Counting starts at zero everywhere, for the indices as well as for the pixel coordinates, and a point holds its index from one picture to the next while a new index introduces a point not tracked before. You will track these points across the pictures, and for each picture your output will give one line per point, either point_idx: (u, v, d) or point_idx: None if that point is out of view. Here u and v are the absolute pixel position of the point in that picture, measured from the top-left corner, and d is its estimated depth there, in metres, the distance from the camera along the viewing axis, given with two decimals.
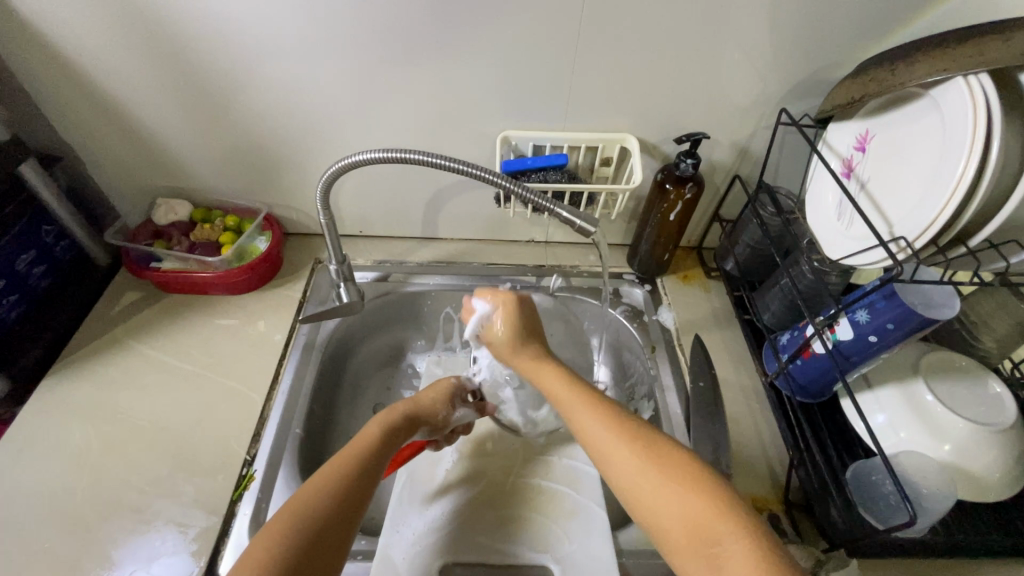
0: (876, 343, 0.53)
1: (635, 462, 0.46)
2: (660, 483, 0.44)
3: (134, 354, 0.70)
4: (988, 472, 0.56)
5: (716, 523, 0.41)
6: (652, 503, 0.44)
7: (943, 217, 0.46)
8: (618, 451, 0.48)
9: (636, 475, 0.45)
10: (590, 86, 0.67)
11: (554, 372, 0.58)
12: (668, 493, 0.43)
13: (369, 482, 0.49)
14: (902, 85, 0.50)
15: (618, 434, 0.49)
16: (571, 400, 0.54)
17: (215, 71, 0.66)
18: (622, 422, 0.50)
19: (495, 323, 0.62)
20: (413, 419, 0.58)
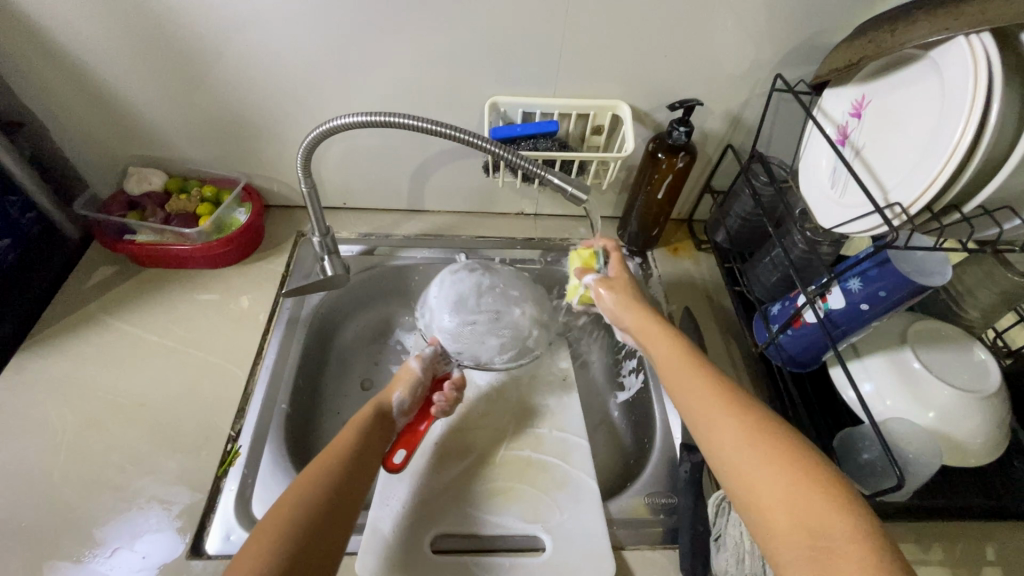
0: (868, 311, 0.53)
1: (751, 449, 0.44)
2: (769, 468, 0.43)
3: (108, 329, 0.67)
4: (971, 437, 0.57)
5: (825, 511, 0.39)
6: (758, 488, 0.42)
7: (939, 182, 0.45)
8: (726, 428, 0.47)
9: (755, 469, 0.43)
10: (581, 50, 0.65)
11: (674, 346, 0.57)
12: (773, 475, 0.42)
13: (343, 496, 0.48)
14: (902, 46, 0.48)
15: (728, 413, 0.48)
16: (683, 372, 0.53)
17: (186, 31, 0.62)
18: (738, 405, 0.48)
19: (606, 297, 0.65)
20: (382, 417, 0.57)
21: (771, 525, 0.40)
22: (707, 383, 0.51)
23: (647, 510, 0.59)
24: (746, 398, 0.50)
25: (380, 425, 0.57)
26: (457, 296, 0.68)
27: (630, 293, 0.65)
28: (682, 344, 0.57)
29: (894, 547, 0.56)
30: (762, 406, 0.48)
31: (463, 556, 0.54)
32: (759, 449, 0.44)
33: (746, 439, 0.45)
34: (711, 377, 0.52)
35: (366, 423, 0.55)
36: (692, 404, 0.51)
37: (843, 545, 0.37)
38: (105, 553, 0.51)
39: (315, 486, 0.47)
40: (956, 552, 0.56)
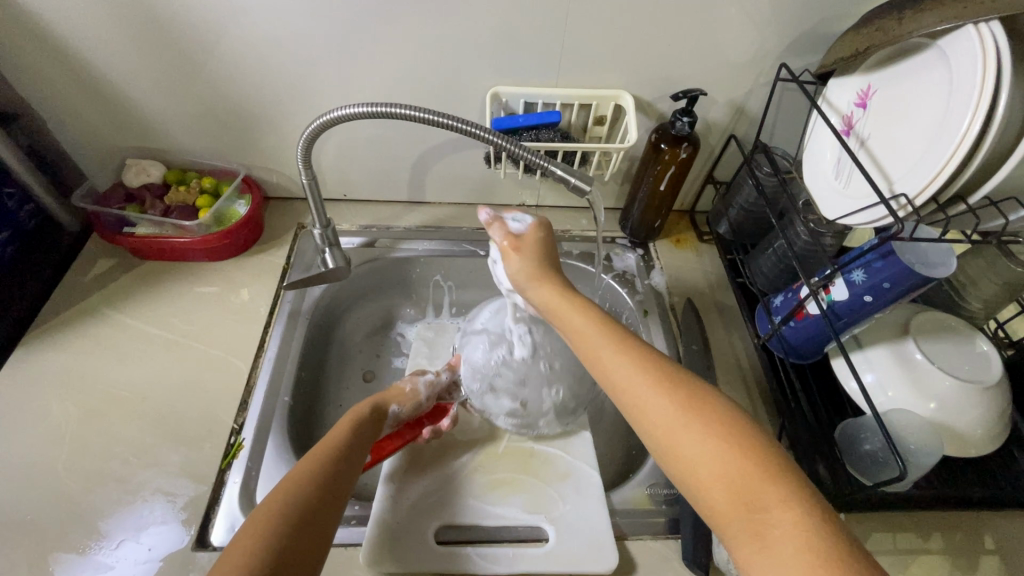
0: (871, 303, 0.53)
1: (684, 425, 0.41)
2: (703, 445, 0.40)
3: (109, 322, 0.67)
4: (971, 427, 0.57)
5: (764, 485, 0.37)
6: (694, 466, 0.40)
7: (946, 173, 0.45)
8: (652, 404, 0.43)
9: (689, 445, 0.40)
10: (584, 39, 0.64)
11: (586, 313, 0.51)
12: (705, 453, 0.40)
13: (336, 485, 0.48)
14: (909, 35, 0.47)
15: (651, 388, 0.44)
16: (599, 345, 0.48)
17: (182, 19, 0.61)
18: (663, 377, 0.44)
19: (512, 260, 0.56)
20: (376, 414, 0.58)
21: (713, 506, 0.39)
22: (624, 355, 0.46)
23: (649, 501, 0.59)
24: (668, 364, 0.46)
25: (371, 421, 0.57)
26: (498, 334, 0.66)
27: (541, 252, 0.57)
28: (593, 311, 0.51)
29: (893, 536, 0.57)
30: (685, 373, 0.45)
31: (467, 547, 0.54)
32: (690, 422, 0.41)
33: (677, 413, 0.42)
34: (636, 349, 0.47)
35: (359, 422, 0.56)
36: (617, 377, 0.46)
37: (784, 523, 0.35)
38: (111, 545, 0.51)
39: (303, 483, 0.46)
40: (955, 541, 0.57)
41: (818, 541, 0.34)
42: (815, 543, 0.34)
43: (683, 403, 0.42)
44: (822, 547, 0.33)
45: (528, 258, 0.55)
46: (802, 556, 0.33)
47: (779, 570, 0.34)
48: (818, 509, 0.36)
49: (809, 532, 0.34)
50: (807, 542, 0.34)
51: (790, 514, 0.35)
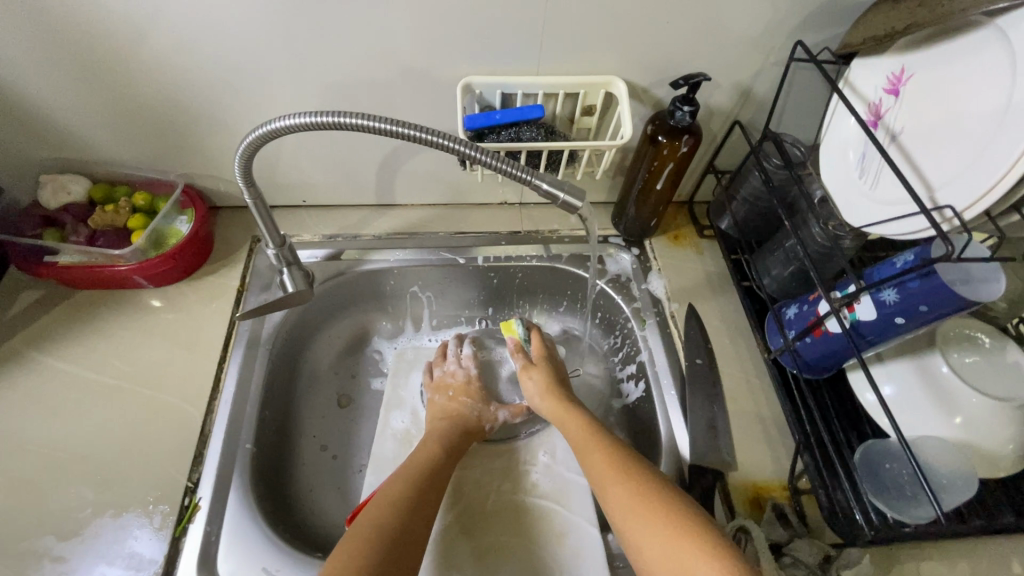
0: (903, 325, 0.47)
1: (647, 516, 0.47)
2: (653, 527, 0.46)
3: (37, 368, 0.59)
4: (1004, 448, 0.52)
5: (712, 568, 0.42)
6: (644, 546, 0.46)
7: (1005, 184, 0.37)
8: (613, 487, 0.51)
9: (651, 538, 0.46)
10: (567, 17, 0.54)
11: (570, 413, 0.61)
12: (656, 530, 0.46)
13: (426, 503, 0.51)
14: (961, 13, 0.39)
15: (616, 473, 0.51)
16: (579, 441, 0.57)
17: (80, 9, 0.50)
18: (623, 464, 0.52)
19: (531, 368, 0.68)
20: (456, 434, 0.62)
21: None
22: (596, 449, 0.55)
23: None
24: (631, 455, 0.54)
25: (456, 441, 0.61)
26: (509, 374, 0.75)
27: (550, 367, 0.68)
28: (579, 413, 0.61)
29: (918, 569, 0.53)
30: (647, 464, 0.53)
31: None
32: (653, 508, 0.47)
33: (642, 504, 0.48)
34: (608, 443, 0.55)
35: (447, 445, 0.59)
36: (591, 466, 0.54)
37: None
38: None
39: (395, 499, 0.50)
40: (981, 568, 0.53)
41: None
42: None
43: (650, 493, 0.48)
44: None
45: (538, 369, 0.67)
46: None
47: None
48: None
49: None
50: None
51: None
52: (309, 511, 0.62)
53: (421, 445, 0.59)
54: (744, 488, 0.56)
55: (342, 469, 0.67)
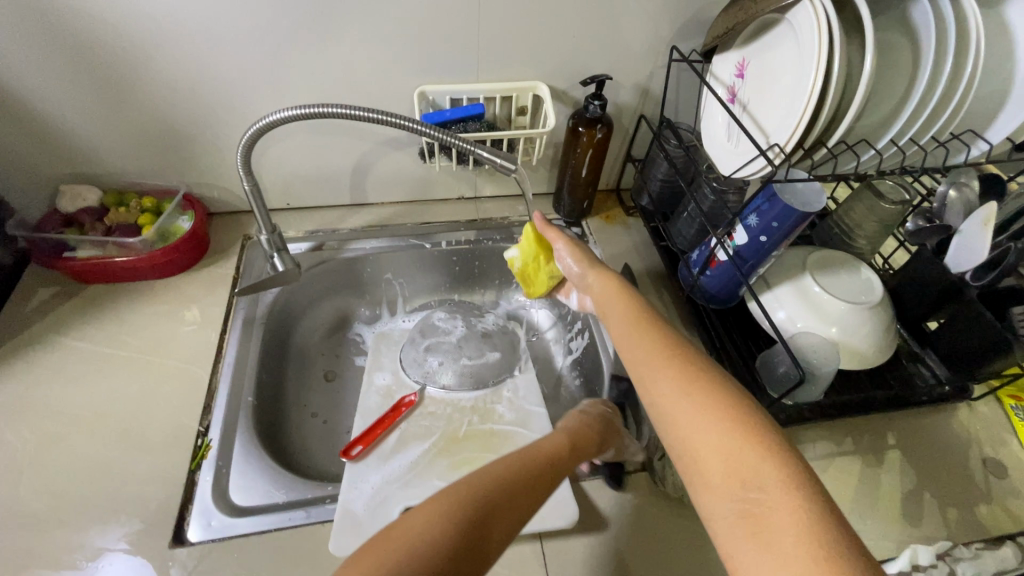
0: (766, 242, 0.61)
1: (693, 412, 0.44)
2: (705, 421, 0.43)
3: (57, 347, 0.67)
4: (866, 342, 0.67)
5: (767, 469, 0.39)
6: (693, 440, 0.43)
7: (806, 118, 0.53)
8: (663, 380, 0.47)
9: (701, 438, 0.42)
10: (496, 37, 0.71)
11: (625, 306, 0.57)
12: (712, 427, 0.42)
13: (532, 486, 0.47)
14: (764, 11, 0.56)
15: (670, 368, 0.48)
16: (631, 335, 0.53)
17: (108, 42, 0.63)
18: (677, 355, 0.49)
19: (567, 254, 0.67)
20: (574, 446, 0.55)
21: (705, 478, 0.41)
22: (647, 342, 0.51)
23: None
24: (687, 348, 0.50)
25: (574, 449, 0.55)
26: (451, 335, 0.82)
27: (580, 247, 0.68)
28: (632, 302, 0.57)
29: (812, 446, 0.66)
30: (702, 357, 0.49)
31: None
32: (700, 405, 0.44)
33: (687, 398, 0.45)
34: (666, 333, 0.52)
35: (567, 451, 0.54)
36: (637, 357, 0.51)
37: (782, 510, 0.37)
38: (89, 555, 0.52)
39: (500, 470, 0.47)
40: (862, 442, 0.66)
41: (817, 532, 0.35)
42: (814, 530, 0.35)
43: (697, 388, 0.45)
44: (820, 540, 0.35)
45: (572, 249, 0.67)
46: (799, 537, 0.35)
47: (772, 562, 0.35)
48: (808, 486, 0.38)
49: (804, 519, 0.36)
50: (805, 532, 0.35)
51: (791, 507, 0.37)
52: (304, 461, 0.70)
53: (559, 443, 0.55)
54: None
55: (332, 429, 0.76)
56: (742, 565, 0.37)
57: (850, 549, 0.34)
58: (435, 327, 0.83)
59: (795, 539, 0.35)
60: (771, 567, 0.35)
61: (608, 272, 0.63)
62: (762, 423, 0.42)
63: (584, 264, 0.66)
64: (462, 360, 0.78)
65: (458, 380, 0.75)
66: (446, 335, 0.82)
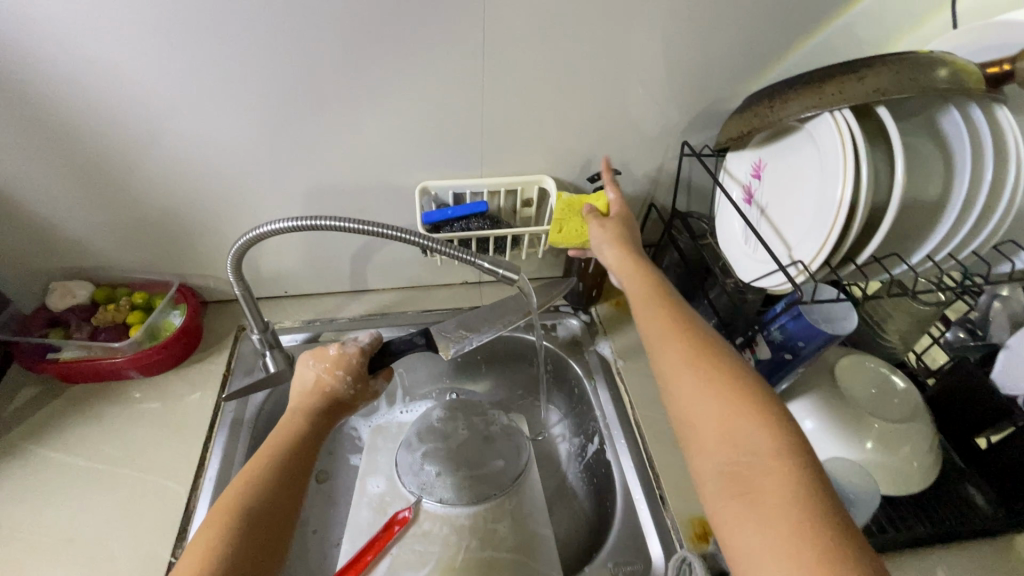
0: (792, 361, 0.56)
1: (699, 387, 0.48)
2: (706, 395, 0.47)
3: (32, 459, 0.63)
4: (907, 465, 0.60)
5: (760, 439, 0.43)
6: (694, 415, 0.47)
7: (832, 238, 0.50)
8: (673, 355, 0.52)
9: (700, 412, 0.47)
10: (500, 133, 0.69)
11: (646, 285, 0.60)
12: (713, 400, 0.47)
13: (275, 508, 0.50)
14: (782, 120, 0.53)
15: (680, 343, 0.52)
16: (646, 311, 0.58)
17: (108, 144, 0.62)
18: (689, 333, 0.53)
19: (597, 232, 0.67)
20: (324, 416, 0.61)
21: (701, 448, 0.46)
22: (659, 320, 0.56)
23: None
24: (697, 328, 0.54)
25: (304, 437, 0.57)
26: (447, 438, 0.74)
27: (622, 230, 0.67)
28: (654, 284, 0.60)
29: None
30: (709, 334, 0.53)
31: None
32: (703, 381, 0.48)
33: (693, 375, 0.49)
34: (679, 314, 0.56)
35: (305, 433, 0.58)
36: (651, 331, 0.55)
37: (770, 474, 0.41)
38: None
39: (236, 502, 0.49)
40: None
41: (798, 494, 0.39)
42: (796, 491, 0.39)
43: (703, 365, 0.49)
44: (798, 500, 0.39)
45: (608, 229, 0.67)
46: (780, 497, 0.39)
47: (756, 521, 0.39)
48: (797, 451, 0.42)
49: (790, 482, 0.40)
50: (788, 494, 0.39)
51: (781, 474, 0.41)
52: None
53: (289, 422, 0.59)
54: (691, 525, 0.61)
55: (320, 543, 0.70)
56: (725, 522, 0.41)
57: (824, 509, 0.38)
58: (430, 427, 0.76)
59: (778, 496, 0.39)
60: (749, 524, 0.40)
61: (627, 249, 0.65)
62: (762, 395, 0.46)
63: (609, 243, 0.66)
64: (460, 469, 0.71)
65: (458, 494, 0.68)
66: (442, 437, 0.74)
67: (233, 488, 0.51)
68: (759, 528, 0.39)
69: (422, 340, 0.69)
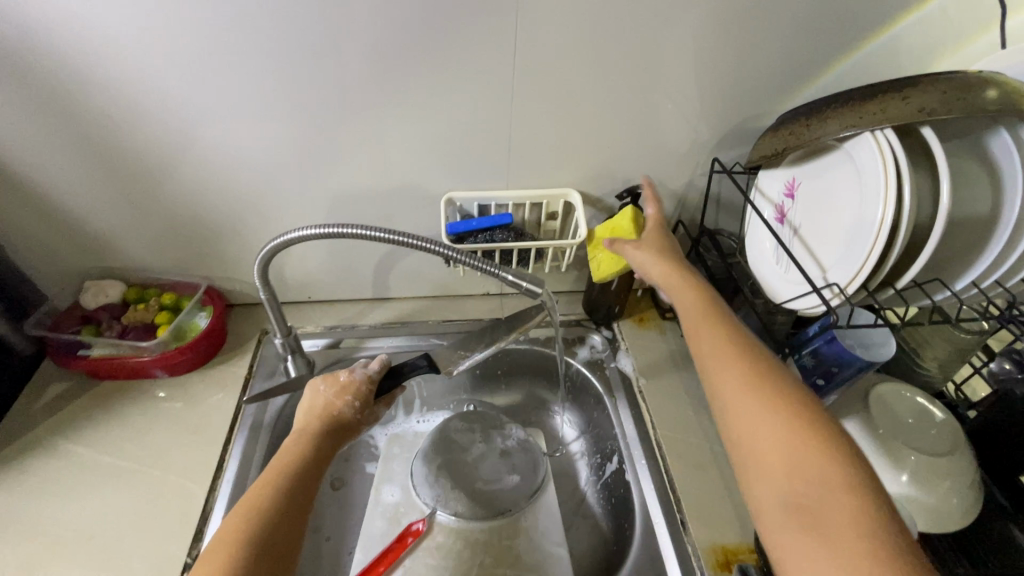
0: (823, 386, 0.54)
1: (761, 410, 0.48)
2: (771, 421, 0.47)
3: (58, 453, 0.64)
4: (948, 504, 0.57)
5: (828, 471, 0.43)
6: (756, 440, 0.47)
7: (870, 261, 0.48)
8: (732, 376, 0.51)
9: (762, 437, 0.46)
10: (528, 147, 0.69)
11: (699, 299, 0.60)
12: (776, 427, 0.46)
13: (276, 538, 0.49)
14: (818, 139, 0.52)
15: (740, 364, 0.52)
16: (703, 328, 0.57)
17: (144, 150, 0.64)
18: (747, 356, 0.53)
19: (638, 246, 0.66)
20: (331, 435, 0.61)
21: (764, 473, 0.45)
22: (715, 338, 0.55)
23: None
24: (755, 350, 0.53)
25: (309, 460, 0.57)
26: (465, 449, 0.74)
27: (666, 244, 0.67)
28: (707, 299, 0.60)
29: None
30: (765, 357, 0.53)
31: None
32: (764, 406, 0.48)
33: (755, 398, 0.49)
34: (732, 333, 0.56)
35: (310, 455, 0.57)
36: (706, 352, 0.55)
37: (840, 510, 0.41)
38: None
39: (236, 533, 0.48)
40: None
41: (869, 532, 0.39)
42: (868, 527, 0.40)
43: (766, 388, 0.49)
44: (871, 538, 0.39)
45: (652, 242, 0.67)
46: (856, 534, 0.39)
47: (826, 557, 0.39)
48: (864, 486, 0.42)
49: (862, 517, 0.40)
50: (862, 532, 0.39)
51: (851, 509, 0.41)
52: None
53: (294, 442, 0.58)
54: (713, 553, 0.59)
55: (333, 551, 0.70)
56: (789, 554, 0.41)
57: (896, 548, 0.39)
58: (448, 436, 0.75)
59: (852, 534, 0.39)
60: (820, 560, 0.40)
61: (676, 261, 0.65)
62: (827, 427, 0.46)
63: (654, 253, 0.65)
64: (477, 483, 0.71)
65: (474, 508, 0.68)
66: (460, 447, 0.74)
67: (234, 515, 0.50)
68: (832, 563, 0.39)
69: (424, 362, 0.70)
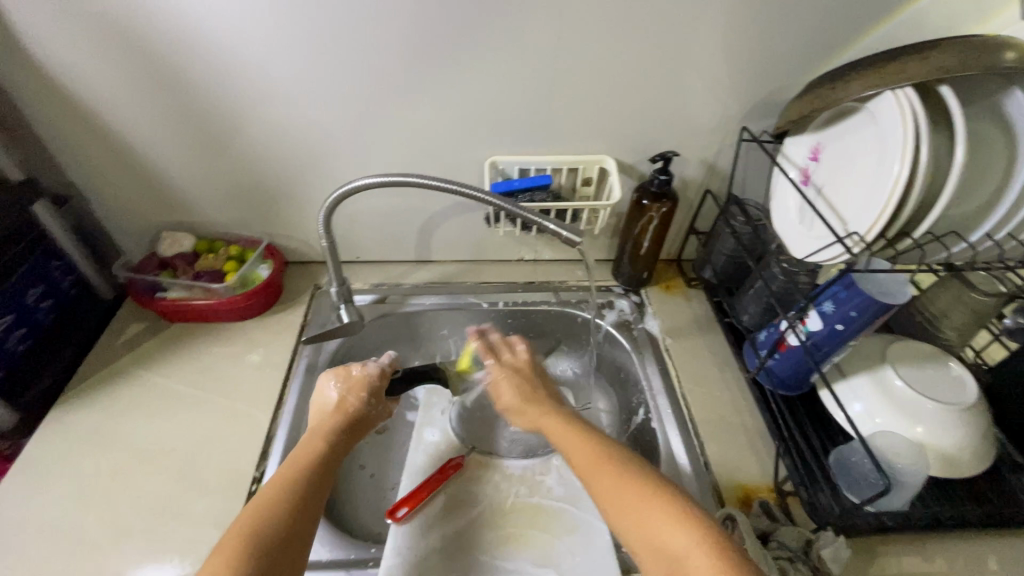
0: (843, 331, 0.58)
1: (636, 504, 0.50)
2: (646, 509, 0.49)
3: (139, 382, 0.72)
4: (959, 450, 0.60)
5: (698, 557, 0.45)
6: (639, 535, 0.49)
7: (889, 209, 0.52)
8: (604, 478, 0.54)
9: (644, 526, 0.49)
10: (567, 115, 0.74)
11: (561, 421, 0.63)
12: (660, 519, 0.49)
13: (298, 524, 0.50)
14: (843, 100, 0.56)
15: (602, 463, 0.55)
16: (568, 435, 0.60)
17: (221, 111, 0.71)
18: (607, 455, 0.56)
19: (505, 377, 0.70)
20: (347, 431, 0.62)
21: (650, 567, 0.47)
22: (582, 442, 0.58)
23: None
24: (616, 452, 0.56)
25: (325, 457, 0.57)
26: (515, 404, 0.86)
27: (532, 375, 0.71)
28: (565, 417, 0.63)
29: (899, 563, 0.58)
30: (626, 455, 0.56)
31: None
32: (640, 497, 0.51)
33: (631, 491, 0.51)
34: (597, 441, 0.58)
35: (325, 451, 0.58)
36: (577, 455, 0.57)
37: None
38: None
39: (261, 520, 0.48)
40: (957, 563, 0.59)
41: None
42: None
43: (635, 485, 0.52)
44: None
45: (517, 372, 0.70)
46: None
47: None
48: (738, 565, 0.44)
49: None
50: None
51: None
52: (349, 516, 0.71)
53: (307, 440, 0.59)
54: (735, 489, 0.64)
55: (378, 485, 0.76)
56: None
57: None
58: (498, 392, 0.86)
59: None
60: None
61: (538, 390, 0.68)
62: (694, 511, 0.48)
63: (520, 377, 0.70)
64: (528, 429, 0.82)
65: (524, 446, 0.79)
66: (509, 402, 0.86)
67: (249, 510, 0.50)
68: None
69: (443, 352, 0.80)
